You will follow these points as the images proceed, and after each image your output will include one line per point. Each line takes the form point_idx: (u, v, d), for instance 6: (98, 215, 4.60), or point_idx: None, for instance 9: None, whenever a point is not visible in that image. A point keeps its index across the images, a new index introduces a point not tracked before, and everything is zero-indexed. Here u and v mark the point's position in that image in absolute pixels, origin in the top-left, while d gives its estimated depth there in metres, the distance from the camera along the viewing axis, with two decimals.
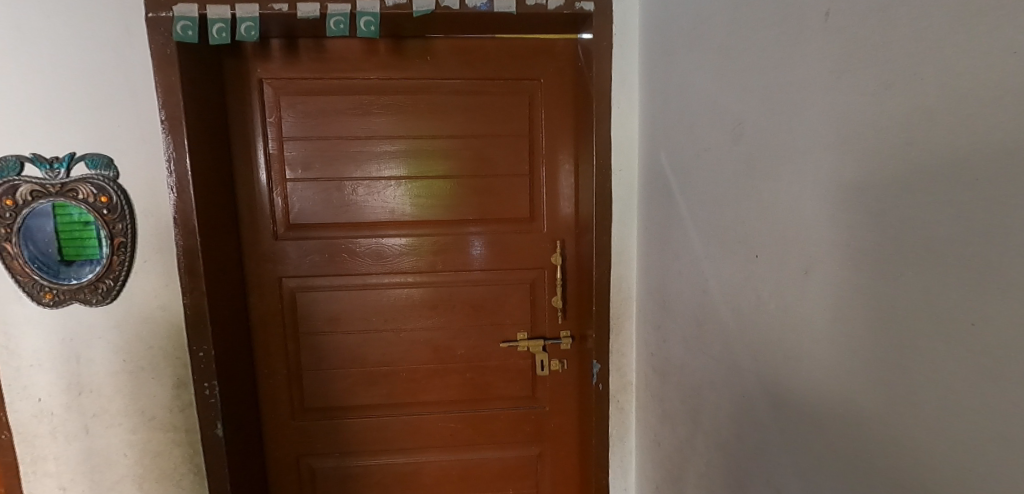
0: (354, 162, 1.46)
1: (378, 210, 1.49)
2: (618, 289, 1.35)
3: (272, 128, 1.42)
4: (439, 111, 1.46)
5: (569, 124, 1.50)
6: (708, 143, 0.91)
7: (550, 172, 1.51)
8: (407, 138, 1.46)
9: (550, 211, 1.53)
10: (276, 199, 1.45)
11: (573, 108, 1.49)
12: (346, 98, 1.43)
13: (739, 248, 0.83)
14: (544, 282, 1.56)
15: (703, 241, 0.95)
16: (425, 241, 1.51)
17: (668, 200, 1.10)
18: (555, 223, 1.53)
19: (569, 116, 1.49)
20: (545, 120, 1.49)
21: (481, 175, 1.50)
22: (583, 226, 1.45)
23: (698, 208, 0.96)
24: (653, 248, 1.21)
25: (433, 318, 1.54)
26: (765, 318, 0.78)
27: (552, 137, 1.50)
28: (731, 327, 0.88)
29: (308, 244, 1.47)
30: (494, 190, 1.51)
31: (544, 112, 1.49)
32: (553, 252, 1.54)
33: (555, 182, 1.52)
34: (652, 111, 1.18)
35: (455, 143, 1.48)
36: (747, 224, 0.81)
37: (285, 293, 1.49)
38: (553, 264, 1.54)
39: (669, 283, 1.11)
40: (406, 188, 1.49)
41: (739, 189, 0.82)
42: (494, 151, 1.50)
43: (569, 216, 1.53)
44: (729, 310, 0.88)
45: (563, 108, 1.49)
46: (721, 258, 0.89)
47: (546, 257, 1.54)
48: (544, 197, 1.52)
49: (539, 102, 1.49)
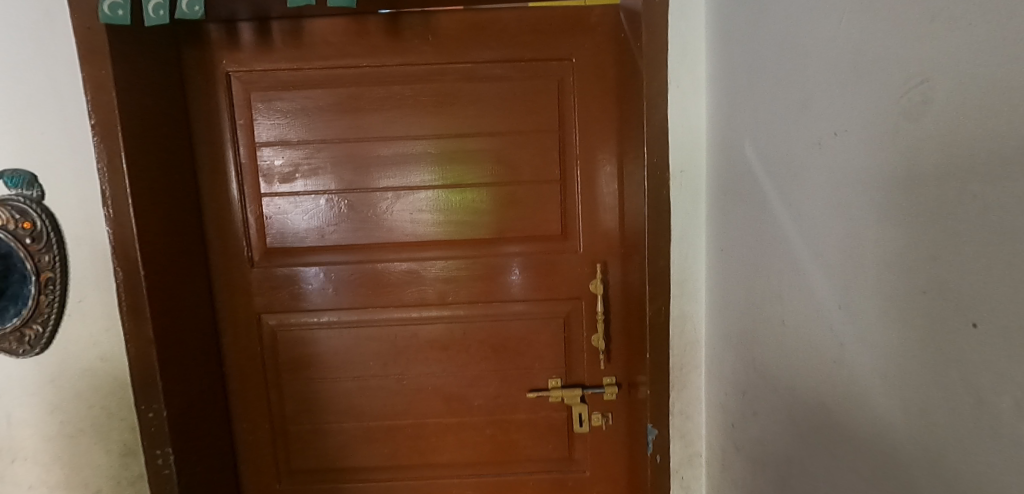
0: (342, 170, 1.18)
1: (373, 229, 1.20)
2: (681, 331, 1.00)
3: (243, 132, 1.17)
4: (445, 104, 1.17)
5: (610, 115, 1.17)
6: (834, 117, 0.56)
7: (587, 176, 1.19)
8: (406, 139, 1.18)
9: (587, 226, 1.20)
10: (250, 219, 1.19)
11: (616, 93, 1.16)
12: (329, 93, 1.16)
13: (906, 300, 0.48)
14: (581, 315, 1.23)
15: (825, 279, 0.60)
16: (433, 267, 1.22)
17: (757, 214, 0.76)
18: (593, 240, 1.21)
19: (610, 103, 1.17)
20: (579, 111, 1.17)
21: (500, 183, 1.20)
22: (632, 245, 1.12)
23: (814, 226, 0.62)
24: (733, 280, 0.86)
25: (443, 362, 1.24)
26: (962, 435, 0.43)
27: (587, 132, 1.17)
28: (887, 427, 0.52)
29: (290, 272, 1.21)
30: (516, 201, 1.20)
31: (577, 100, 1.17)
32: (593, 278, 1.21)
33: (595, 189, 1.19)
34: (731, 87, 0.84)
35: (466, 143, 1.18)
36: (920, 258, 0.46)
37: (265, 332, 1.23)
38: (593, 293, 1.21)
39: (763, 332, 0.77)
40: (408, 202, 1.20)
41: (901, 197, 0.47)
42: (516, 153, 1.19)
43: (614, 231, 1.20)
44: (883, 398, 0.52)
45: (601, 93, 1.16)
46: (865, 310, 0.54)
47: (583, 283, 1.22)
48: (581, 208, 1.20)
49: (571, 88, 1.17)
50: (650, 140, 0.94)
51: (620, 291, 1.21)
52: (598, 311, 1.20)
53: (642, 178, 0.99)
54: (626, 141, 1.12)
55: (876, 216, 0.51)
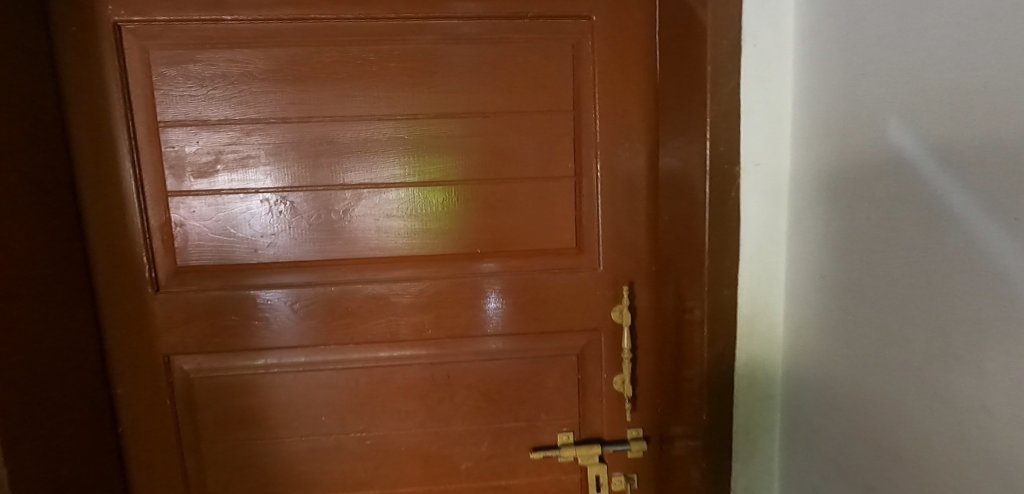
0: (280, 161, 0.87)
1: (325, 240, 0.90)
2: (748, 383, 0.74)
3: (142, 107, 0.85)
4: (421, 73, 0.87)
5: (639, 93, 0.90)
6: (957, 98, 0.44)
7: (610, 171, 0.91)
8: (370, 120, 0.87)
9: (607, 237, 0.93)
10: (154, 225, 0.88)
11: (649, 65, 0.89)
12: (262, 56, 0.84)
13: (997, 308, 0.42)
14: (600, 351, 0.96)
15: (879, 283, 0.55)
16: (407, 290, 0.92)
17: (929, 228, 0.49)
18: (618, 255, 0.93)
19: (641, 77, 0.89)
20: (599, 86, 0.89)
21: (495, 180, 0.91)
22: (676, 263, 0.85)
23: (865, 222, 0.57)
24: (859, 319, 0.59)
25: (420, 415, 0.95)
26: None
27: (611, 114, 0.90)
28: (969, 442, 0.46)
29: (211, 298, 0.90)
30: (516, 204, 0.92)
31: (598, 72, 0.89)
32: (615, 303, 0.94)
33: (620, 189, 0.92)
34: (850, 40, 0.57)
35: (451, 126, 0.89)
36: None
37: (178, 379, 0.92)
38: (615, 323, 0.94)
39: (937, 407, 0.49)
40: (374, 203, 0.90)
41: None
42: (517, 139, 0.90)
43: (643, 244, 0.93)
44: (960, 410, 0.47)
45: (630, 63, 0.89)
46: (931, 317, 0.49)
47: (604, 310, 0.94)
48: (600, 214, 0.92)
49: (589, 56, 0.89)
50: (713, 118, 0.67)
51: (650, 321, 0.95)
52: (624, 347, 0.93)
53: (694, 174, 0.72)
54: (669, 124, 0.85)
55: (956, 210, 0.45)
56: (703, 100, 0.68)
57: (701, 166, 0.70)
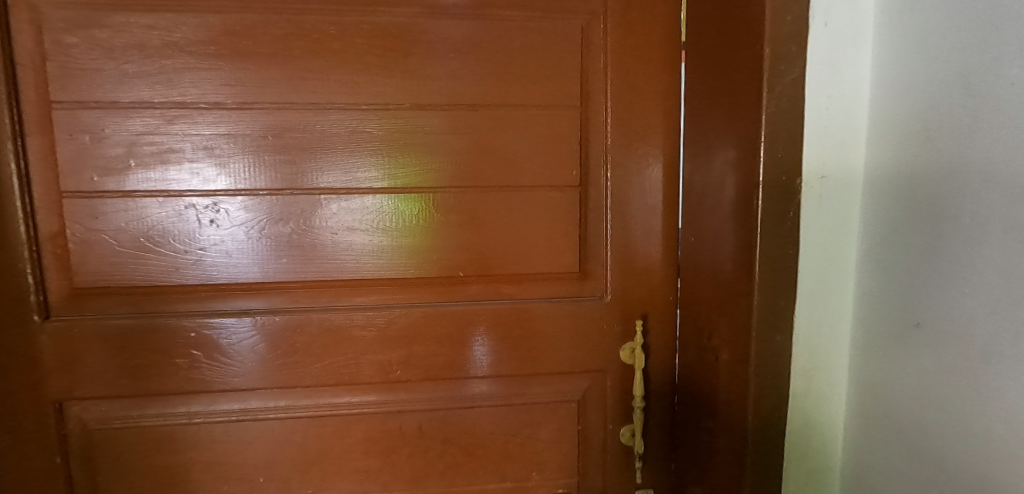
0: (213, 155, 0.69)
1: (270, 258, 0.72)
2: (798, 451, 0.59)
3: (28, 82, 0.65)
4: (395, 53, 0.70)
5: (658, 88, 0.74)
6: None
7: (623, 182, 0.76)
8: (330, 109, 0.70)
9: (618, 261, 0.77)
10: (44, 234, 0.68)
11: (671, 55, 0.74)
12: (190, 22, 0.66)
13: None
14: (606, 397, 0.79)
15: (928, 302, 0.48)
16: (371, 322, 0.74)
17: None
18: (629, 282, 0.78)
19: (662, 70, 0.74)
20: (612, 78, 0.74)
21: (484, 189, 0.74)
22: (704, 296, 0.69)
23: (996, 258, 0.42)
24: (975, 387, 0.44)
25: (384, 475, 0.77)
26: None
27: (625, 112, 0.75)
28: None
29: (120, 330, 0.71)
30: (509, 218, 0.75)
31: (611, 61, 0.74)
32: (624, 340, 0.78)
33: (635, 203, 0.76)
34: (981, 11, 0.42)
35: (432, 120, 0.72)
36: None
37: (74, 430, 0.72)
38: (623, 363, 0.78)
39: None
40: (333, 212, 0.72)
41: None
42: (512, 139, 0.74)
43: (659, 269, 0.78)
44: (1005, 460, 0.42)
45: (648, 52, 0.74)
46: (1014, 356, 0.40)
47: (612, 348, 0.78)
48: (609, 233, 0.77)
49: (601, 42, 0.73)
50: (770, 115, 0.52)
51: (666, 362, 0.79)
52: (636, 394, 0.77)
53: (738, 187, 0.57)
54: (699, 125, 0.69)
55: None
56: (757, 92, 0.52)
57: (749, 177, 0.54)
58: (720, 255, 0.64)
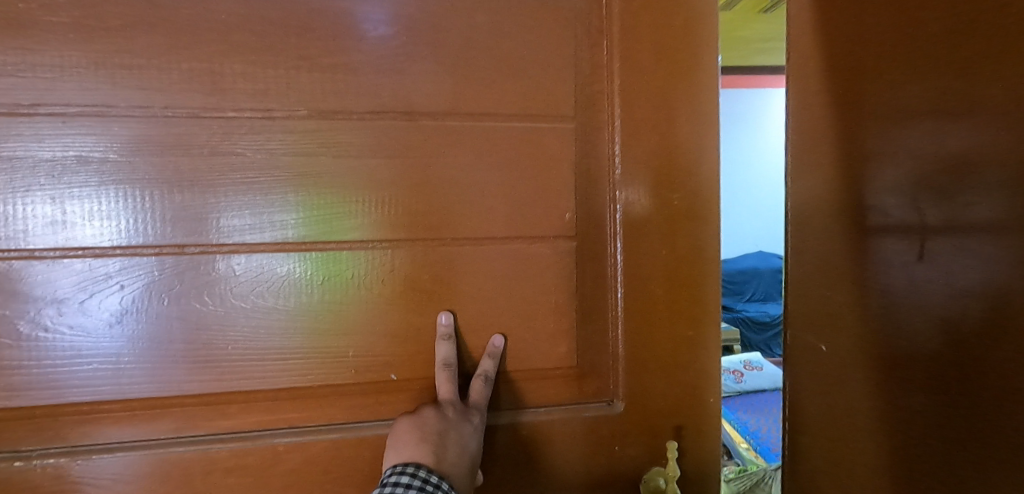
0: (25, 191, 0.40)
1: (46, 365, 0.42)
2: None
3: None
4: (286, 31, 0.45)
5: (685, 92, 0.51)
6: None
7: (640, 229, 0.51)
8: (177, 116, 0.43)
9: (631, 345, 0.52)
10: None
11: (701, 44, 0.51)
12: None
13: None
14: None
15: None
16: (247, 465, 0.46)
17: None
18: (648, 376, 0.53)
19: (690, 65, 0.51)
20: (619, 77, 0.50)
21: (399, 237, 0.48)
22: (877, 445, 0.38)
23: None
24: None
25: None
26: None
27: (642, 126, 0.50)
28: None
29: None
30: (451, 284, 0.49)
31: (616, 52, 0.50)
32: (639, 459, 0.53)
33: (658, 262, 0.52)
34: None
35: (348, 136, 0.46)
36: None
37: None
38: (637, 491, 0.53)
39: None
40: (215, 285, 0.45)
41: None
42: (474, 168, 0.49)
43: (690, 356, 0.53)
44: None
45: (670, 39, 0.51)
46: None
47: (621, 473, 0.53)
48: (616, 307, 0.52)
49: (602, 25, 0.50)
50: None
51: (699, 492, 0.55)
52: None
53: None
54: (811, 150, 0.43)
55: None
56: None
57: None
58: (931, 374, 0.33)
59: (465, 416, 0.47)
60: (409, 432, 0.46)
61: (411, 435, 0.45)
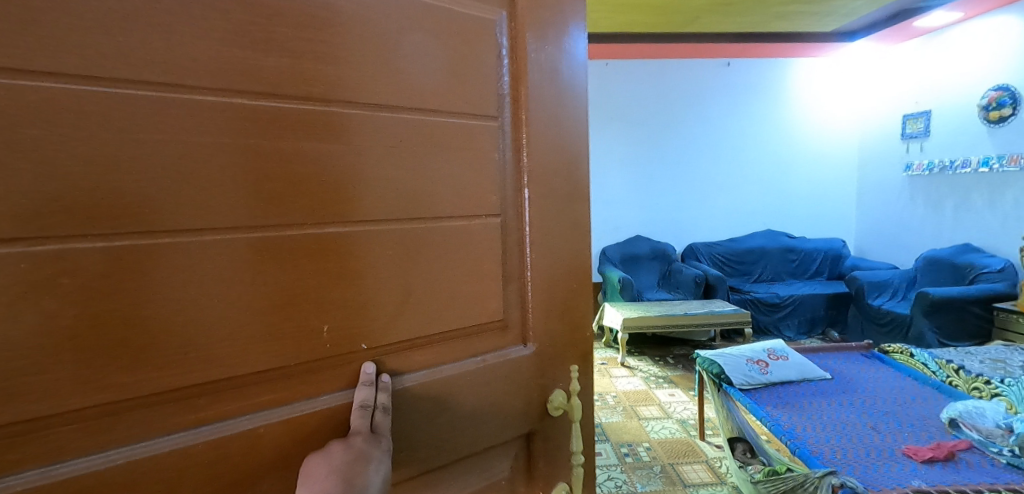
0: None
1: None
2: None
3: None
4: None
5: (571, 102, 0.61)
6: None
7: (546, 208, 0.60)
8: (121, 41, 0.33)
9: (541, 301, 0.60)
10: None
11: (577, 55, 0.62)
12: None
13: None
14: (531, 463, 0.63)
15: None
16: (233, 453, 0.40)
17: None
18: (551, 319, 0.62)
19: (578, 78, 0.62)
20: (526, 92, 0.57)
21: (40, 245, 0.31)
22: None
23: None
24: None
25: None
26: None
27: (545, 123, 0.59)
28: None
29: None
30: (162, 302, 0.36)
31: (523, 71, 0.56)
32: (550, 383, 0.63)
33: (560, 232, 0.61)
34: None
35: (313, 96, 0.42)
36: None
37: None
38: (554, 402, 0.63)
39: None
40: None
41: None
42: (424, 159, 0.49)
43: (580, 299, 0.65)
44: None
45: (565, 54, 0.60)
46: None
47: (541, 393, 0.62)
48: (536, 274, 0.59)
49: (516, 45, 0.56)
50: None
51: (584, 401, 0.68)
52: (573, 450, 0.64)
53: None
54: None
55: None
56: None
57: None
58: None
59: (375, 443, 0.45)
60: (318, 468, 0.42)
61: (321, 469, 0.42)
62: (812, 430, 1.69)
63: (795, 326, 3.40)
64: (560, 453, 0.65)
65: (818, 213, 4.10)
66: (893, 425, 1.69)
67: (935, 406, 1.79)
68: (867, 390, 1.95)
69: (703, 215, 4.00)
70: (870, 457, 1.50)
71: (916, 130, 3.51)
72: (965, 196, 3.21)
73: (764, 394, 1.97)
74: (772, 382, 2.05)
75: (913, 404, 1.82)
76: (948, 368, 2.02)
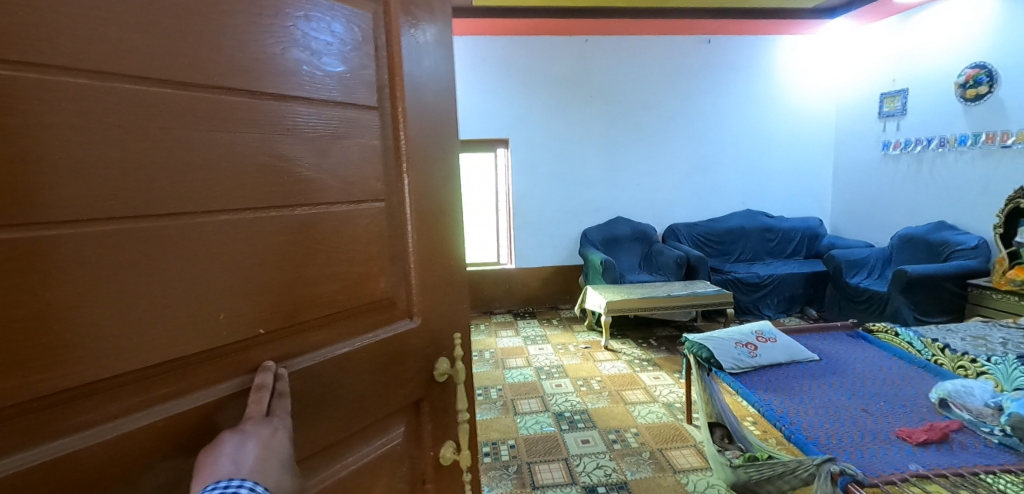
0: None
1: None
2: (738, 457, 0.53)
3: None
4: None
5: (441, 91, 0.65)
6: None
7: (426, 194, 0.64)
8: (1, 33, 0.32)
9: (427, 280, 0.65)
10: None
11: (446, 52, 0.66)
12: None
13: None
14: (419, 425, 0.67)
15: None
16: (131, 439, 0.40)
17: None
18: (433, 297, 0.66)
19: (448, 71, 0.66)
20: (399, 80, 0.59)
21: None
22: None
23: None
24: None
25: None
26: None
27: (420, 113, 0.62)
28: None
29: None
30: (47, 296, 0.35)
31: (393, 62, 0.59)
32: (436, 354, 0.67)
33: (441, 217, 0.66)
34: None
35: (198, 82, 0.42)
36: None
37: None
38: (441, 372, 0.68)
39: None
40: None
41: None
42: (301, 145, 0.50)
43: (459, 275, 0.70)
44: None
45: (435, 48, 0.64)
46: None
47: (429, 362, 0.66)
48: (419, 253, 0.63)
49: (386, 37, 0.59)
50: None
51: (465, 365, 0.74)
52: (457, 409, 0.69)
53: None
54: None
55: None
56: None
57: None
58: None
59: (267, 424, 0.46)
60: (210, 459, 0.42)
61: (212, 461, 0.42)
62: (807, 414, 1.70)
63: (774, 306, 3.46)
64: (448, 411, 0.70)
65: (796, 193, 4.13)
66: (886, 407, 1.71)
67: (921, 385, 1.83)
68: (856, 371, 1.98)
69: (682, 197, 4.01)
70: (864, 441, 1.52)
71: (893, 108, 3.53)
72: (937, 175, 3.27)
73: (754, 378, 1.99)
74: (761, 365, 2.06)
75: (904, 385, 1.85)
76: (934, 346, 2.06)
